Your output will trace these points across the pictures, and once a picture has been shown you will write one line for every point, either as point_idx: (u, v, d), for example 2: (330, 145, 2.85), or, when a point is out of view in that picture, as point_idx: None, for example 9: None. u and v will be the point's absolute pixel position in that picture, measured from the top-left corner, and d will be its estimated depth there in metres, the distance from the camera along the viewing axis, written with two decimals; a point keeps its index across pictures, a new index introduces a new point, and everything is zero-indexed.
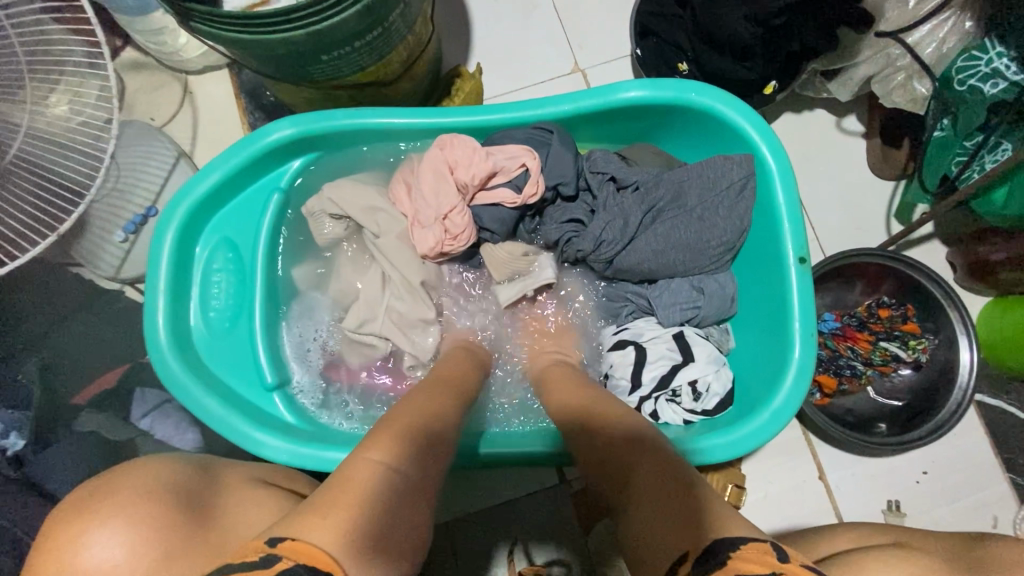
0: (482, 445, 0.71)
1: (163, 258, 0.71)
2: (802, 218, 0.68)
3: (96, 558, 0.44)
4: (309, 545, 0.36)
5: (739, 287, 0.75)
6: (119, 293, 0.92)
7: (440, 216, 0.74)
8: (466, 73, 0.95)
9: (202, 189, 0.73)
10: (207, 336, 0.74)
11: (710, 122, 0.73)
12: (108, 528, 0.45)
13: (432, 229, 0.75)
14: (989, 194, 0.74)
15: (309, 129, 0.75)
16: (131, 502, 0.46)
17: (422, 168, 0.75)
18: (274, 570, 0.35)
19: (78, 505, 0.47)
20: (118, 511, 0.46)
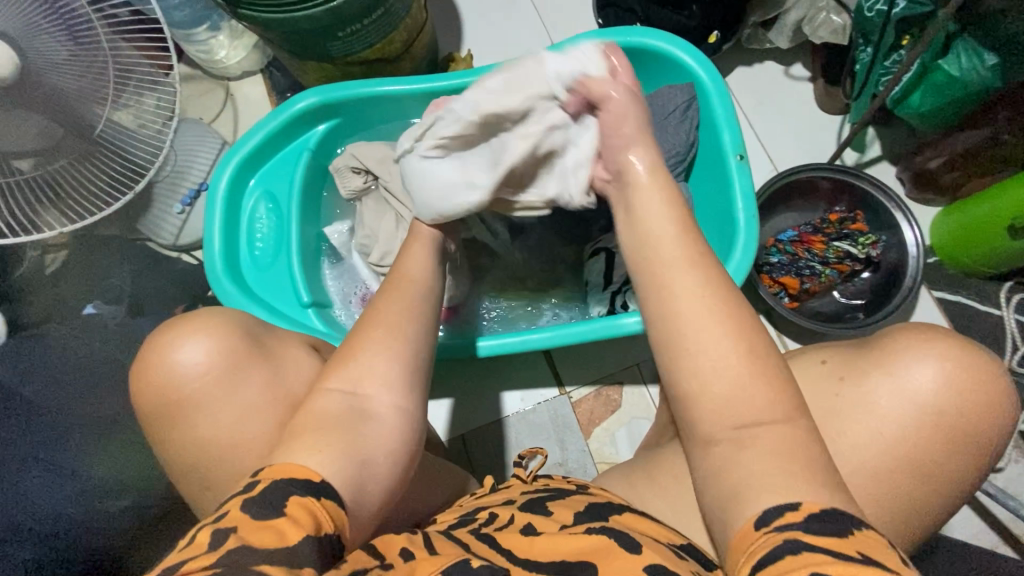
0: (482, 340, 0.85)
1: (218, 203, 0.88)
2: (738, 125, 0.81)
3: (188, 361, 0.54)
4: (290, 469, 0.42)
5: (695, 197, 0.89)
6: (177, 258, 1.09)
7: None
8: (459, 57, 1.13)
9: (246, 149, 0.91)
10: (254, 268, 0.90)
11: (658, 60, 0.88)
12: (196, 334, 0.55)
13: None
14: (908, 99, 0.88)
15: (330, 96, 0.92)
16: (209, 320, 0.56)
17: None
18: (256, 491, 0.40)
19: (173, 325, 0.56)
20: (208, 331, 0.55)
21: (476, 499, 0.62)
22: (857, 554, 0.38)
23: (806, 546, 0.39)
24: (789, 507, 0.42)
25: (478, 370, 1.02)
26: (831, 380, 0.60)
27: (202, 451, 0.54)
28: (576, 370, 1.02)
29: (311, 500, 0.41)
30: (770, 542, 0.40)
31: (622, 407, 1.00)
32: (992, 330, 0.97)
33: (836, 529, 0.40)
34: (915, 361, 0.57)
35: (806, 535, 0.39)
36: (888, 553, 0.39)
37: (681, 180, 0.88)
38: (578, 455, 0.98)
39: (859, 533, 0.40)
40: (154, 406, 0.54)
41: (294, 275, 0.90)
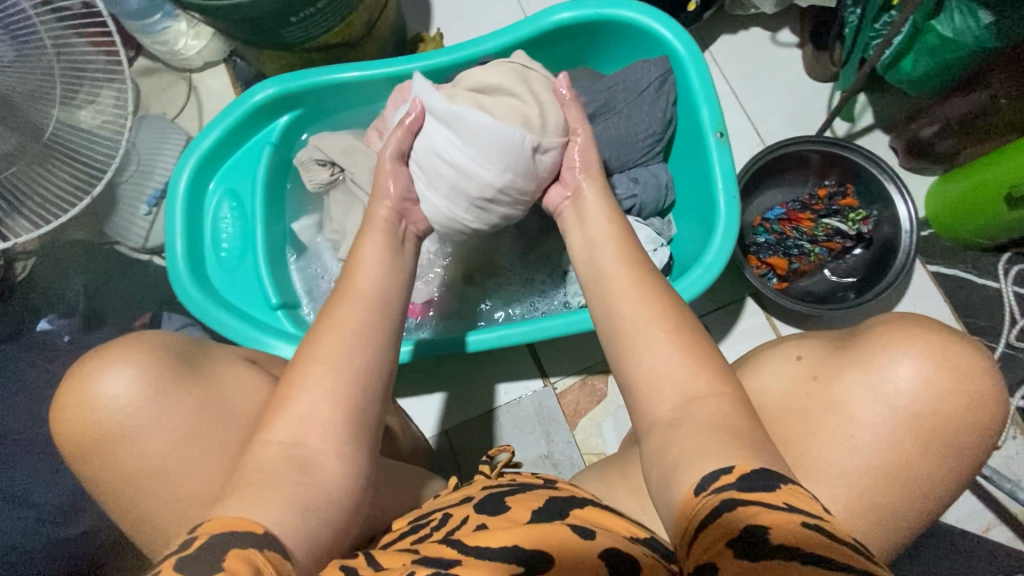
0: (473, 335, 0.81)
1: (177, 204, 0.85)
2: (718, 99, 0.77)
3: (114, 380, 0.54)
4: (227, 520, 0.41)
5: (676, 178, 0.84)
6: (147, 262, 1.03)
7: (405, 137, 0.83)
8: (427, 37, 1.07)
9: (204, 146, 0.87)
10: (220, 270, 0.87)
11: (630, 31, 0.83)
12: (114, 365, 0.55)
13: None
14: (899, 63, 0.84)
15: (289, 86, 0.88)
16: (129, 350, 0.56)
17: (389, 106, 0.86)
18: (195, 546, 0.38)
19: (93, 355, 0.56)
20: (130, 353, 0.55)
21: (440, 499, 0.61)
22: (781, 504, 0.38)
23: (736, 503, 0.38)
24: (723, 470, 0.41)
25: (459, 365, 0.99)
26: (806, 379, 0.58)
27: (143, 474, 0.54)
28: (560, 362, 0.99)
29: (253, 553, 0.38)
30: (710, 503, 0.39)
31: (608, 396, 0.98)
32: (988, 303, 0.94)
33: (761, 485, 0.39)
34: (896, 350, 0.55)
35: (736, 493, 0.39)
36: (808, 500, 0.39)
37: (660, 160, 0.84)
38: (564, 448, 0.96)
39: (784, 486, 0.39)
40: (81, 440, 0.54)
41: (260, 275, 0.87)
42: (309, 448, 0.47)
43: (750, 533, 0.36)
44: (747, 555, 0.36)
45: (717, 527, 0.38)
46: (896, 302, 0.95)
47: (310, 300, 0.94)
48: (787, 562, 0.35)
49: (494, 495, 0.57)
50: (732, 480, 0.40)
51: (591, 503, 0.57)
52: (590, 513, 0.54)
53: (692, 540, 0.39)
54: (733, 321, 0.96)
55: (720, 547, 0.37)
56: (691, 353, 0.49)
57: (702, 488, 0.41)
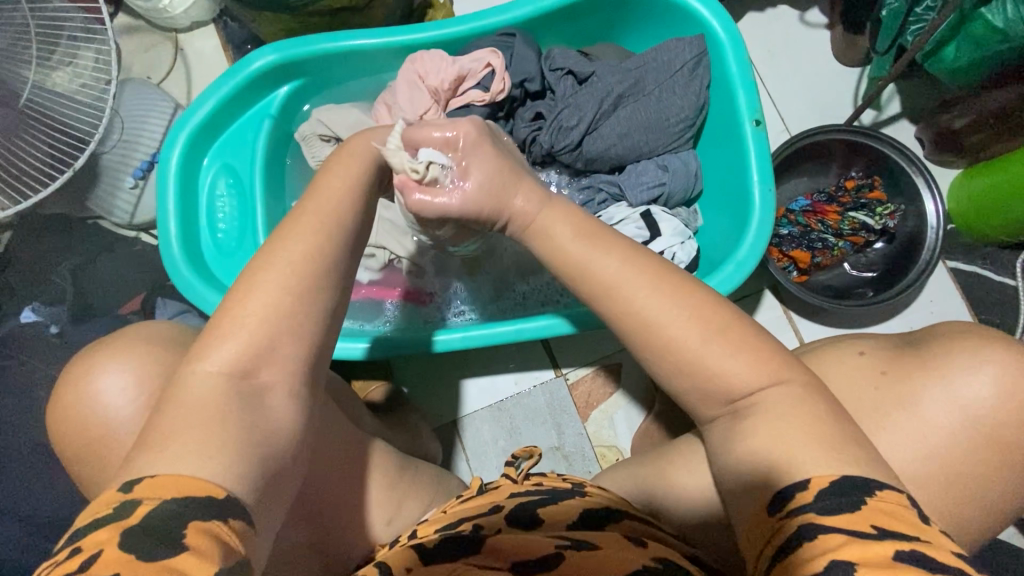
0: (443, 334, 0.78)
1: (170, 180, 0.78)
2: (755, 84, 0.72)
3: (113, 383, 0.52)
4: (168, 483, 0.35)
5: (704, 166, 0.81)
6: (134, 239, 0.96)
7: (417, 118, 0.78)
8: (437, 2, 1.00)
9: (198, 117, 0.80)
10: (216, 252, 0.81)
11: (662, 6, 0.77)
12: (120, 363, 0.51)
13: None
14: (941, 52, 0.81)
15: (291, 53, 0.81)
16: (132, 348, 0.52)
17: (398, 81, 0.79)
18: (135, 515, 0.33)
19: (74, 364, 0.53)
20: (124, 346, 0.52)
21: (461, 503, 0.58)
22: (871, 529, 0.37)
23: (821, 528, 0.38)
24: (799, 485, 0.40)
25: (469, 352, 0.96)
26: (874, 374, 0.58)
27: None
28: (572, 352, 0.97)
29: (218, 525, 0.34)
30: (790, 526, 0.39)
31: (621, 388, 0.96)
32: (1005, 301, 0.93)
33: (847, 504, 0.38)
34: (970, 360, 0.54)
35: (819, 516, 0.38)
36: (902, 520, 0.38)
37: (690, 147, 0.80)
38: (576, 440, 0.94)
39: (870, 503, 0.38)
40: (88, 441, 0.51)
41: None
42: (270, 398, 0.42)
43: (841, 568, 0.35)
44: None
45: (799, 556, 0.37)
46: (914, 297, 0.94)
47: None
48: None
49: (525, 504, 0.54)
50: (814, 500, 0.39)
51: (626, 511, 0.55)
52: (630, 525, 0.52)
53: (772, 564, 0.39)
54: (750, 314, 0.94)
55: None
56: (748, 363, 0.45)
57: (778, 509, 0.40)
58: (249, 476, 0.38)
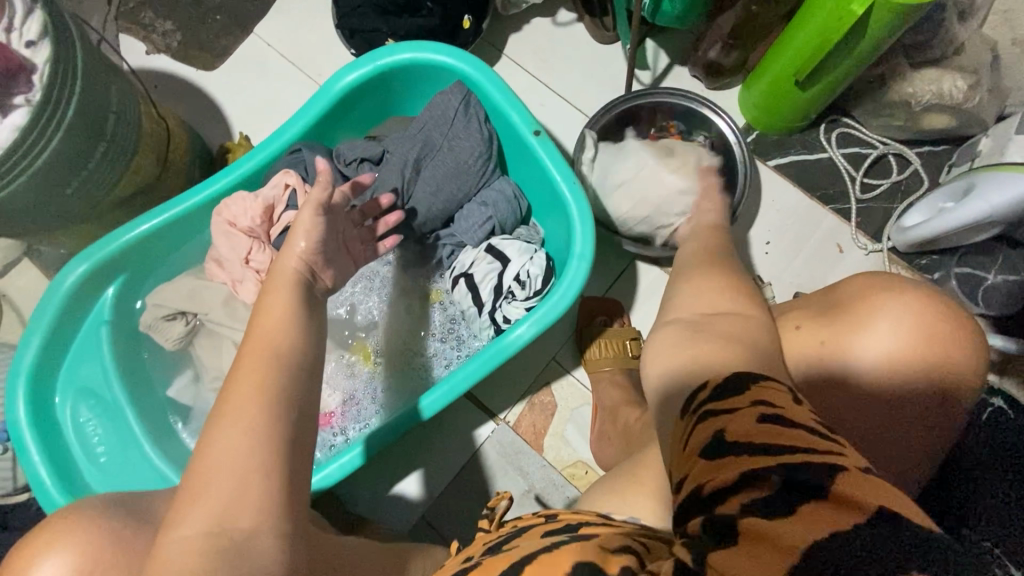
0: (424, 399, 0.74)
1: (24, 430, 0.74)
2: (522, 102, 0.78)
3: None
4: None
5: (522, 185, 0.85)
6: (29, 500, 0.90)
7: (244, 260, 0.80)
8: (233, 146, 1.03)
9: (29, 358, 0.76)
10: (105, 476, 0.77)
11: (417, 70, 0.83)
12: (48, 557, 0.52)
13: (248, 278, 0.80)
14: (661, 8, 0.91)
15: (99, 256, 0.79)
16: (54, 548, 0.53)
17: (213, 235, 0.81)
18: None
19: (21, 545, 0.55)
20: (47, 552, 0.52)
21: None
22: (748, 400, 0.38)
23: (706, 414, 0.39)
24: (700, 392, 0.42)
25: (406, 442, 0.95)
26: (814, 347, 0.60)
27: None
28: (501, 395, 0.97)
29: None
30: (690, 421, 0.40)
31: (559, 404, 0.97)
32: (828, 172, 1.03)
33: (734, 389, 0.40)
34: (882, 318, 0.58)
35: (709, 405, 0.39)
36: (782, 396, 0.38)
37: (500, 175, 0.84)
38: (541, 473, 0.94)
39: (755, 388, 0.39)
40: None
41: (154, 460, 0.78)
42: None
43: (710, 437, 0.36)
44: (706, 454, 0.35)
45: (689, 440, 0.38)
46: (759, 205, 1.03)
47: None
48: (737, 453, 0.34)
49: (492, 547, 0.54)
50: (708, 396, 0.41)
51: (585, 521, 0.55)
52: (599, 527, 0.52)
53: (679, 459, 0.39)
54: (634, 285, 0.99)
55: (690, 458, 0.36)
56: None
57: (687, 412, 0.41)
58: None
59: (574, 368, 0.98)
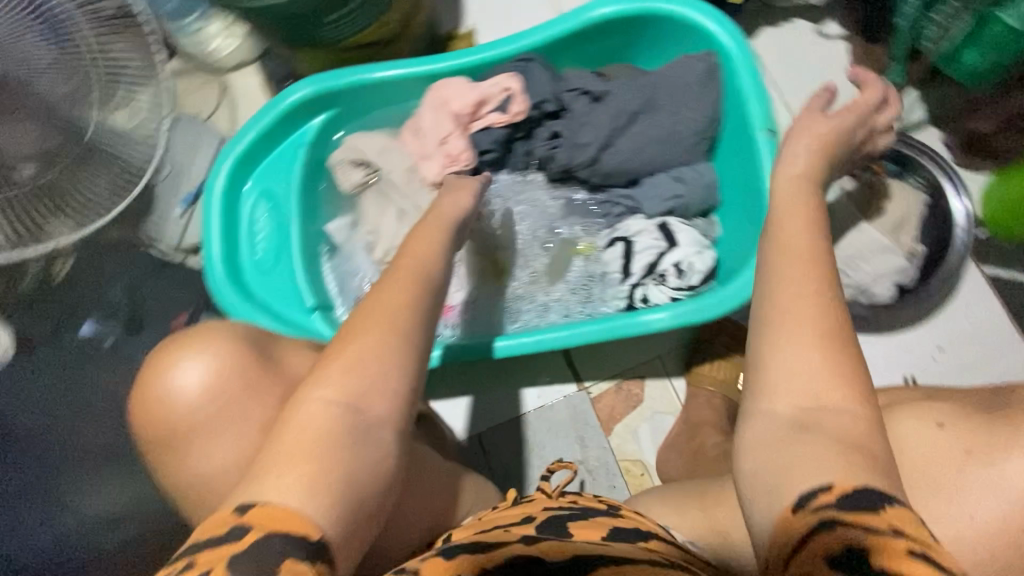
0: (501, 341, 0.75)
1: (216, 203, 0.84)
2: (767, 96, 0.74)
3: (184, 393, 0.54)
4: (274, 513, 0.41)
5: (723, 178, 0.81)
6: (180, 262, 1.03)
7: (440, 140, 0.83)
8: (459, 34, 1.06)
9: (241, 147, 0.87)
10: (257, 270, 0.86)
11: (672, 26, 0.80)
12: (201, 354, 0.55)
13: (435, 158, 0.84)
14: (960, 56, 0.82)
15: (324, 85, 0.87)
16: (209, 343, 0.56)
17: (423, 107, 0.85)
18: (246, 542, 0.40)
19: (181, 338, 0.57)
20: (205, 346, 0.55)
21: (496, 512, 0.62)
22: (889, 529, 0.37)
23: (839, 524, 0.37)
24: (821, 487, 0.39)
25: (492, 365, 0.98)
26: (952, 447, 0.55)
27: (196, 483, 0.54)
28: (596, 365, 0.97)
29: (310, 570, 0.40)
30: (810, 521, 0.38)
31: (645, 401, 0.95)
32: None
33: (866, 501, 0.38)
34: None
35: (837, 509, 0.38)
36: (914, 526, 0.38)
37: (704, 160, 0.81)
38: (599, 453, 0.94)
39: (889, 507, 0.38)
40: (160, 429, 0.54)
41: (296, 275, 0.86)
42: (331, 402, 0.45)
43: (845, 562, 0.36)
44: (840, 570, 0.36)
45: (813, 544, 0.37)
46: (950, 306, 0.91)
47: (344, 299, 0.90)
48: None
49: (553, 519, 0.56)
50: (829, 495, 0.39)
51: (653, 537, 0.57)
52: (661, 540, 0.56)
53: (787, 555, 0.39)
54: None
55: (818, 564, 0.36)
56: (766, 360, 0.46)
57: (800, 504, 0.39)
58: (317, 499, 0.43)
59: (675, 375, 0.95)
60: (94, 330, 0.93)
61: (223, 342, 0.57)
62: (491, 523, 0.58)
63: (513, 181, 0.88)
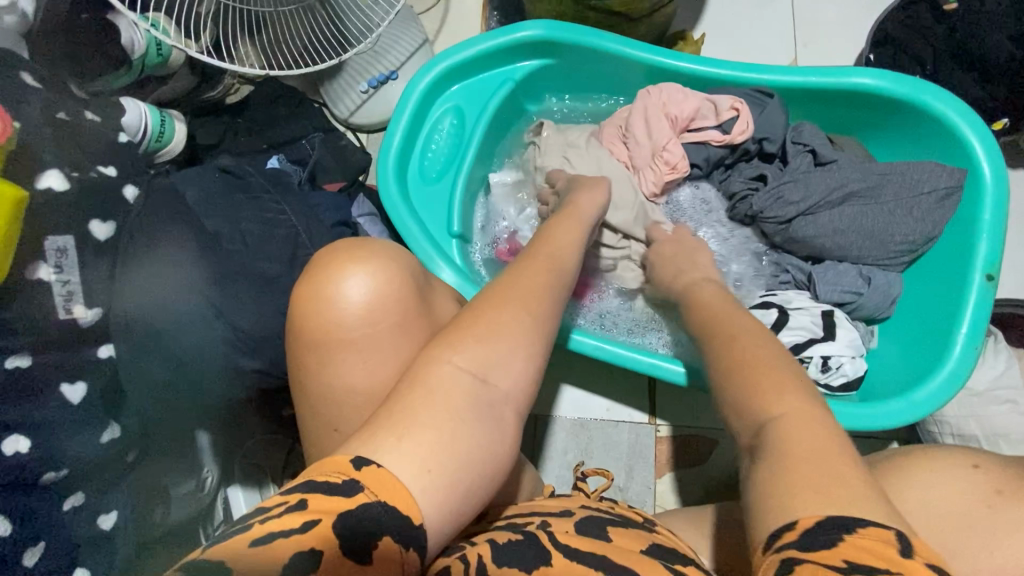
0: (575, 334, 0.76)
1: (412, 100, 0.85)
2: (1002, 239, 0.68)
3: (349, 305, 0.46)
4: (388, 482, 0.38)
5: (905, 295, 0.76)
6: (341, 132, 1.08)
7: (659, 148, 0.79)
8: (690, 38, 1.02)
9: (455, 58, 0.86)
10: (420, 176, 0.89)
11: (934, 127, 0.74)
12: (371, 265, 0.48)
13: (650, 168, 0.80)
14: None
15: (557, 34, 0.84)
16: (382, 253, 0.49)
17: (635, 110, 0.80)
18: (356, 501, 0.36)
19: (353, 243, 0.50)
20: (378, 261, 0.48)
21: (538, 500, 0.60)
22: (840, 564, 0.32)
23: (800, 568, 0.32)
24: (786, 525, 0.34)
25: (576, 360, 0.97)
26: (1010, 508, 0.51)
27: (333, 399, 0.47)
28: (674, 408, 0.94)
29: (400, 551, 0.37)
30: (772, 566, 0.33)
31: (706, 464, 0.91)
32: None
33: (827, 539, 0.33)
34: None
35: (800, 556, 0.32)
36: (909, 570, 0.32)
37: (897, 270, 0.76)
38: (641, 490, 0.91)
39: (846, 542, 0.33)
40: (306, 331, 0.47)
41: (454, 199, 0.87)
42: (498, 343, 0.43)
43: None
44: None
45: None
46: None
47: (481, 238, 0.91)
48: None
49: (595, 518, 0.54)
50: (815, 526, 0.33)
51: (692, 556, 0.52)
52: None
53: None
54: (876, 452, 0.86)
55: None
56: None
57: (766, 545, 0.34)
58: (436, 467, 0.40)
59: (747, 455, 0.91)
60: (280, 164, 0.94)
61: (396, 265, 0.49)
62: (529, 510, 0.57)
63: (692, 203, 0.85)
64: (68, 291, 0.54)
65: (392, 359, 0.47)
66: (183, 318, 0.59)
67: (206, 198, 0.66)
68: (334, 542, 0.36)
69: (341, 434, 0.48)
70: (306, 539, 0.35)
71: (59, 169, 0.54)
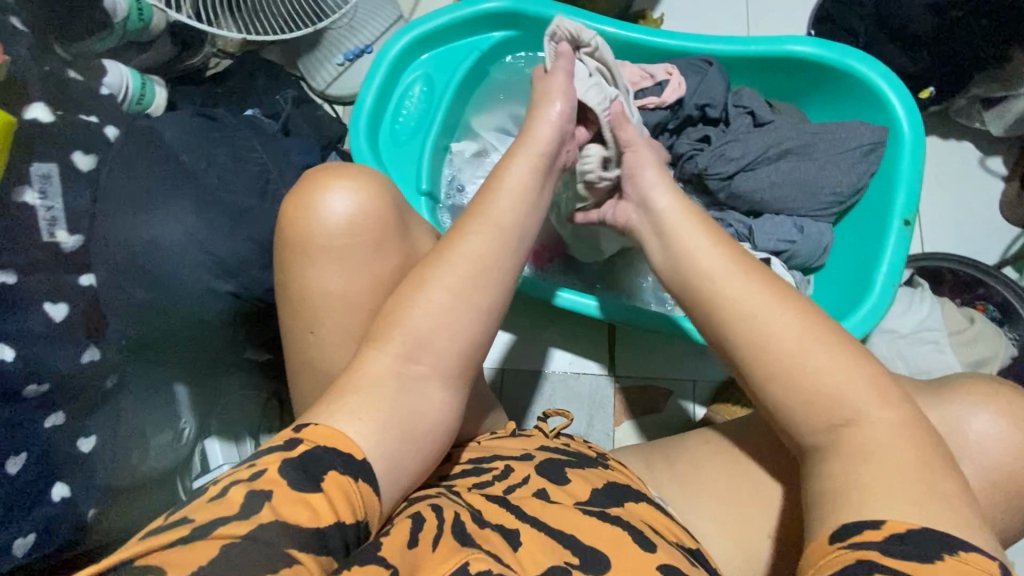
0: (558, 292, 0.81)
1: (384, 64, 0.90)
2: (918, 189, 0.75)
3: (325, 217, 0.51)
4: (325, 434, 0.40)
5: (836, 245, 0.83)
6: (318, 103, 1.12)
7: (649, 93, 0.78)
8: (650, 17, 1.08)
9: (425, 27, 0.91)
10: (391, 139, 0.94)
11: (860, 90, 0.81)
12: (342, 182, 0.52)
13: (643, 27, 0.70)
14: None
15: (520, 6, 0.90)
16: (353, 171, 0.54)
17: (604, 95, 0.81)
18: (297, 451, 0.38)
19: (319, 169, 0.54)
20: (348, 179, 0.52)
21: (494, 438, 0.60)
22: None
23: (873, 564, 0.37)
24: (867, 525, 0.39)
25: (541, 317, 1.02)
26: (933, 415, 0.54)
27: (302, 302, 0.52)
28: (633, 361, 1.00)
29: (353, 485, 0.39)
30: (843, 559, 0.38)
31: (663, 413, 0.97)
32: None
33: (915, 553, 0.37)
34: (968, 412, 0.52)
35: (878, 555, 0.37)
36: None
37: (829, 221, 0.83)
38: (601, 436, 0.97)
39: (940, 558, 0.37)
40: (284, 239, 0.52)
41: (422, 159, 0.92)
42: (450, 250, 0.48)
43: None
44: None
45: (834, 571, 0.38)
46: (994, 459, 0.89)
47: (449, 198, 0.97)
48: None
49: (557, 463, 0.55)
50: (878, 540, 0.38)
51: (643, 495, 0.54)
52: (658, 514, 0.52)
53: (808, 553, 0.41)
54: None
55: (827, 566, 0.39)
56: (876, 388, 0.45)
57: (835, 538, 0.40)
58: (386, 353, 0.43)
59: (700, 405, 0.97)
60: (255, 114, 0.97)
61: (381, 188, 0.54)
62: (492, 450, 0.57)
63: None
64: (52, 217, 0.59)
65: (351, 269, 0.52)
66: (161, 249, 0.63)
67: (184, 143, 0.70)
68: (280, 485, 0.36)
69: (315, 338, 0.53)
70: (257, 483, 0.36)
71: (45, 103, 0.60)
